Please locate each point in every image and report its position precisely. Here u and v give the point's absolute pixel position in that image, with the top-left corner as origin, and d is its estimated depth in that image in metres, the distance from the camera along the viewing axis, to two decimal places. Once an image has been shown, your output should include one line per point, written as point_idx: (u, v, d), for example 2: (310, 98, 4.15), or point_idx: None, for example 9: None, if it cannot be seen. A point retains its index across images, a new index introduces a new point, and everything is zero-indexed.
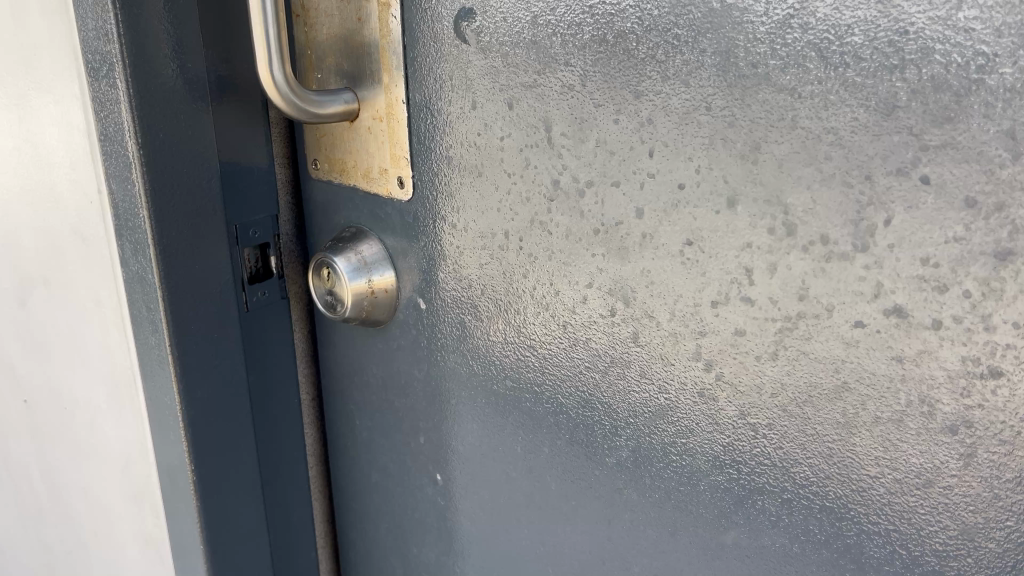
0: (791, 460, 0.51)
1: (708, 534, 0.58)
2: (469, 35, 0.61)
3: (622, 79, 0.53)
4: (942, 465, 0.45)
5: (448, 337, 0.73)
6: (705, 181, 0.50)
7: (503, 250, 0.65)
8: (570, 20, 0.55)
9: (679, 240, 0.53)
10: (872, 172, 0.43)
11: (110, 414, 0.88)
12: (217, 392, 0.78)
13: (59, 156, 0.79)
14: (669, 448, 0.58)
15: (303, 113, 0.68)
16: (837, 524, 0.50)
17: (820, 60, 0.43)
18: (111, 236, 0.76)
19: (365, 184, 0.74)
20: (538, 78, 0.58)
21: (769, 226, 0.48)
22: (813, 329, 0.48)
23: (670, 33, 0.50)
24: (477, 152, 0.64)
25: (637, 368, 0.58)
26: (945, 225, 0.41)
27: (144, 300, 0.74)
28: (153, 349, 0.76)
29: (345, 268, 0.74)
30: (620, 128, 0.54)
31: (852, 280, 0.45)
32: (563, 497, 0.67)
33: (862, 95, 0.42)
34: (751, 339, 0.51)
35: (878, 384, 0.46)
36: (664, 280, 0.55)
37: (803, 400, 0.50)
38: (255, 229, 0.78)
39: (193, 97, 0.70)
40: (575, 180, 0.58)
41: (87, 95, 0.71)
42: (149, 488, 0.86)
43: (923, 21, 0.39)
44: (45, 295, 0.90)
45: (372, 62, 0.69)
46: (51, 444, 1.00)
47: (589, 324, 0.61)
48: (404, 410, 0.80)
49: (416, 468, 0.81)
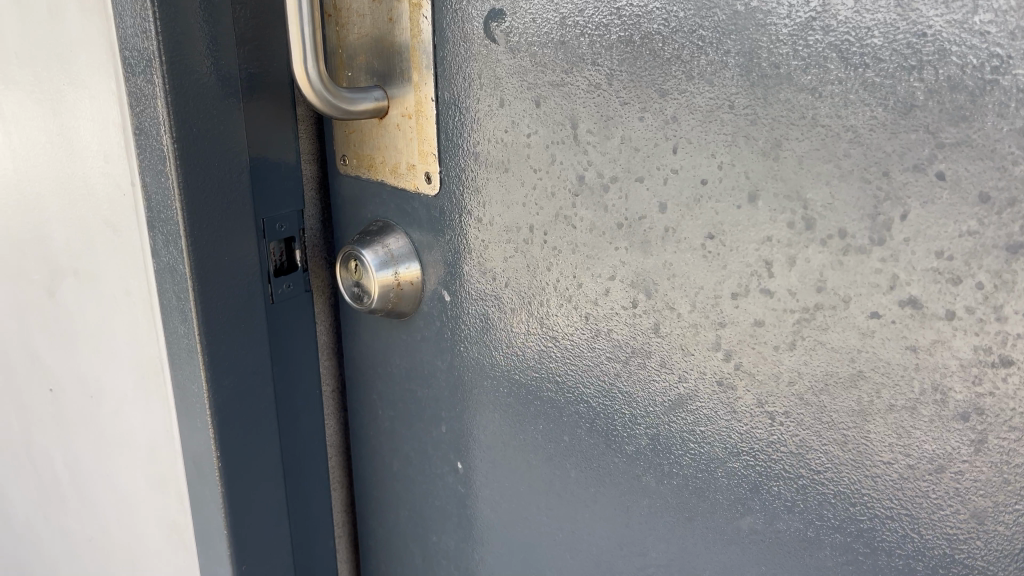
0: (807, 447, 0.53)
1: (725, 520, 0.60)
2: (498, 35, 0.63)
3: (648, 78, 0.55)
4: (953, 451, 0.46)
5: (471, 328, 0.75)
6: (727, 177, 0.52)
7: (527, 244, 0.67)
8: (598, 21, 0.57)
9: (701, 234, 0.55)
10: (890, 169, 0.45)
11: (136, 402, 0.90)
12: (243, 381, 0.80)
13: (92, 148, 0.81)
14: (687, 435, 0.60)
15: (335, 110, 0.70)
16: (851, 509, 0.52)
17: (841, 61, 0.45)
18: (142, 227, 0.78)
19: (393, 179, 0.77)
20: (566, 77, 0.60)
21: (789, 220, 0.50)
22: (830, 319, 0.50)
23: (695, 34, 0.52)
24: (504, 148, 0.66)
25: (658, 358, 0.60)
26: (959, 220, 0.43)
27: (175, 290, 0.76)
28: (182, 338, 0.78)
29: (372, 260, 0.77)
30: (645, 125, 0.56)
31: (869, 273, 0.47)
32: (582, 484, 0.69)
33: (881, 94, 0.44)
34: (770, 330, 0.53)
35: (893, 373, 0.48)
36: (685, 273, 0.57)
37: (820, 388, 0.51)
38: (283, 223, 0.80)
39: (225, 93, 0.72)
40: (600, 176, 0.60)
41: (123, 90, 0.73)
42: (174, 475, 0.88)
43: (940, 24, 0.41)
44: (74, 286, 0.92)
45: (403, 61, 0.72)
46: (76, 433, 1.02)
47: (611, 315, 0.63)
48: (426, 400, 0.82)
49: (436, 457, 0.83)
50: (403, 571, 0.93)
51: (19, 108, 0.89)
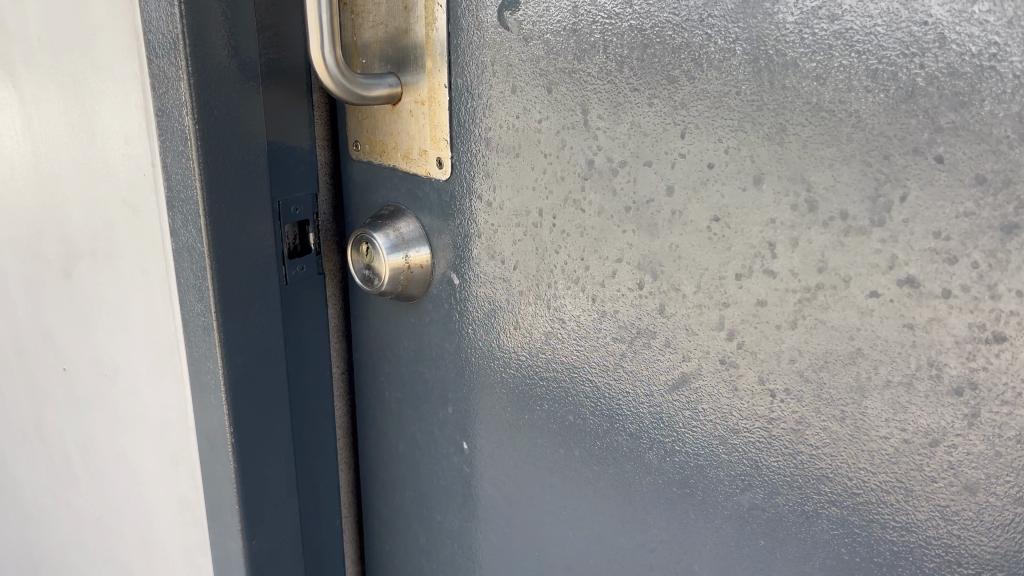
0: (806, 423, 0.55)
1: (725, 495, 0.62)
2: (512, 24, 0.65)
3: (657, 65, 0.57)
4: (948, 425, 0.48)
5: (479, 310, 0.77)
6: (733, 161, 0.54)
7: (536, 227, 0.69)
8: (610, 10, 0.59)
9: (707, 217, 0.57)
10: (890, 153, 0.47)
11: (150, 381, 0.92)
12: (256, 359, 0.82)
13: (113, 130, 0.83)
14: (690, 413, 0.62)
15: (350, 95, 0.72)
16: (847, 483, 0.54)
17: (845, 48, 0.47)
18: (161, 207, 0.80)
19: (405, 164, 0.79)
20: (578, 64, 0.62)
21: (792, 203, 0.52)
22: (831, 299, 0.52)
23: (705, 22, 0.53)
24: (516, 134, 0.68)
25: (662, 338, 0.62)
26: (956, 201, 0.45)
27: (192, 269, 0.78)
28: (198, 317, 0.80)
29: (384, 244, 0.78)
30: (654, 111, 0.58)
31: (869, 253, 0.49)
32: (586, 462, 0.71)
33: (883, 80, 0.46)
34: (772, 309, 0.55)
35: (891, 350, 0.50)
36: (690, 254, 0.58)
37: (820, 365, 0.53)
38: (297, 206, 0.82)
39: (245, 77, 0.74)
40: (609, 161, 0.62)
41: (146, 72, 0.75)
42: (186, 451, 0.90)
43: (941, 13, 0.43)
44: (90, 267, 0.94)
45: (416, 49, 0.73)
46: (89, 413, 1.04)
47: (617, 297, 0.64)
48: (434, 382, 0.84)
49: (443, 438, 0.85)
50: (408, 551, 0.95)
51: (40, 91, 0.91)
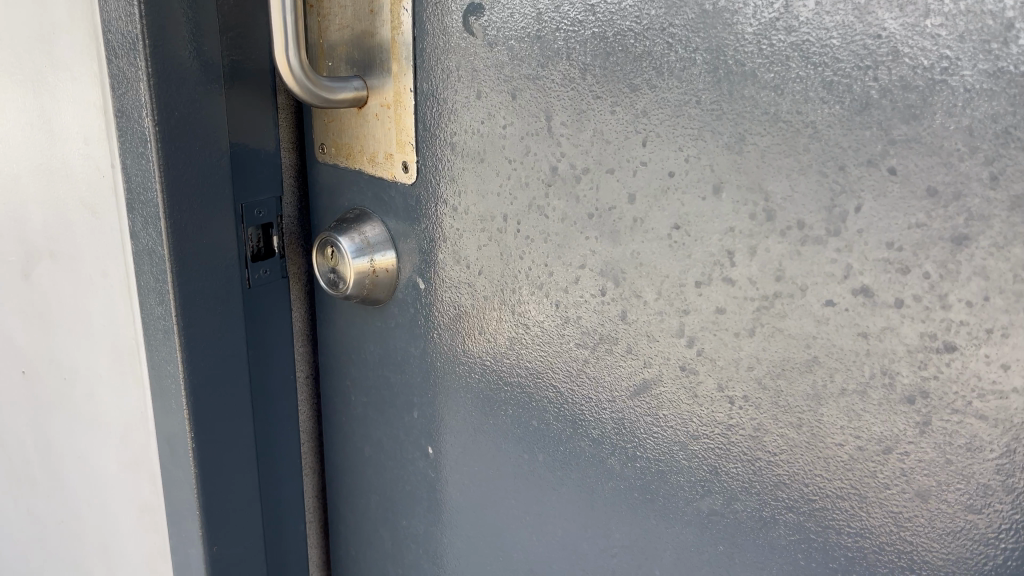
0: (764, 429, 0.56)
1: (685, 500, 0.62)
2: (476, 29, 0.65)
3: (618, 73, 0.57)
4: (901, 433, 0.49)
5: (444, 315, 0.77)
6: (692, 169, 0.55)
7: (501, 233, 0.69)
8: (573, 17, 0.59)
9: (667, 224, 0.57)
10: (845, 163, 0.47)
11: (110, 384, 0.90)
12: (219, 363, 0.81)
13: (72, 130, 0.81)
14: (651, 419, 0.62)
15: (315, 98, 0.72)
16: (804, 489, 0.54)
17: (802, 59, 0.48)
18: (121, 209, 0.78)
19: (370, 168, 0.78)
20: (542, 71, 0.62)
21: (750, 212, 0.52)
22: (788, 307, 0.52)
23: (666, 31, 0.54)
24: (480, 140, 0.68)
25: (624, 345, 0.62)
26: (909, 212, 0.45)
27: (153, 272, 0.77)
28: (159, 320, 0.78)
29: (348, 248, 0.78)
30: (617, 119, 0.58)
31: (825, 262, 0.50)
32: (549, 467, 0.71)
33: (838, 92, 0.47)
34: (730, 317, 0.55)
35: (846, 358, 0.50)
36: (652, 261, 0.59)
37: (777, 373, 0.54)
38: (262, 208, 0.81)
39: (207, 79, 0.73)
40: (572, 167, 0.62)
41: (105, 72, 0.74)
42: (148, 455, 0.88)
43: (895, 27, 0.44)
44: (49, 269, 0.92)
45: (382, 52, 0.73)
46: (48, 416, 1.03)
47: (580, 303, 0.64)
48: (399, 388, 0.84)
49: (409, 442, 0.85)
50: (373, 555, 0.95)
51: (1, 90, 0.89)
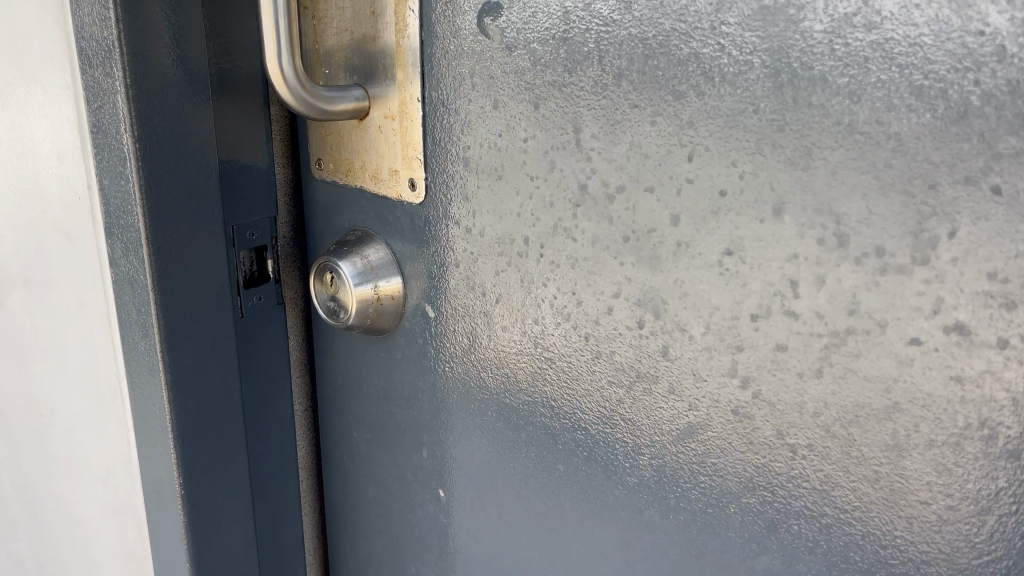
0: (833, 483, 0.49)
1: (737, 559, 0.55)
2: (494, 31, 0.58)
3: (660, 79, 0.50)
4: (1001, 493, 0.42)
5: (456, 347, 0.70)
6: (749, 188, 0.48)
7: (521, 258, 0.62)
8: (606, 16, 0.52)
9: (718, 249, 0.50)
10: (937, 181, 0.41)
11: (90, 423, 0.82)
12: (209, 400, 0.74)
13: (44, 148, 0.73)
14: (697, 468, 0.55)
15: (311, 109, 0.65)
16: (881, 552, 0.47)
17: (884, 61, 0.41)
18: (99, 234, 0.71)
19: (373, 186, 0.71)
20: (569, 77, 0.55)
21: (819, 236, 0.46)
22: (863, 345, 0.45)
23: (717, 31, 0.47)
24: (497, 154, 0.61)
25: (665, 384, 0.56)
26: (1016, 238, 0.39)
27: (135, 304, 0.69)
28: (142, 356, 0.71)
29: (350, 273, 0.71)
30: (657, 131, 0.51)
31: (909, 295, 0.43)
32: (577, 516, 0.64)
33: (928, 98, 0.40)
34: (793, 356, 0.48)
35: (934, 405, 0.43)
36: (698, 292, 0.52)
37: (849, 420, 0.47)
38: (254, 230, 0.74)
39: (193, 90, 0.66)
40: (605, 185, 0.55)
41: (79, 83, 0.66)
42: (133, 501, 0.81)
43: (1001, 22, 0.37)
44: (24, 298, 0.84)
45: (385, 58, 0.66)
46: (25, 454, 0.95)
47: (614, 337, 0.58)
48: (406, 424, 0.76)
49: (417, 484, 0.77)
50: None
51: None
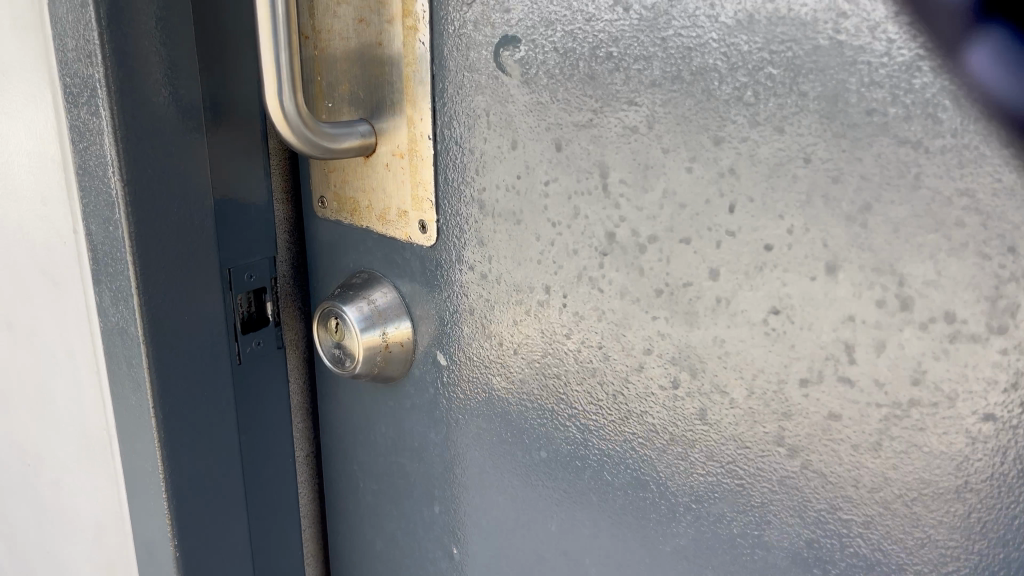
0: (892, 565, 0.44)
1: None
2: (511, 66, 0.54)
3: (698, 122, 0.46)
4: None
5: (471, 398, 0.65)
6: (799, 243, 0.44)
7: (543, 307, 0.58)
8: (637, 53, 0.48)
9: (763, 308, 0.46)
10: (1018, 244, 0.36)
11: (79, 476, 0.77)
12: (205, 455, 0.69)
13: (27, 187, 0.69)
14: (738, 539, 0.51)
15: (314, 148, 0.60)
16: None
17: (957, 109, 0.37)
18: (86, 281, 0.66)
19: (380, 226, 0.67)
20: (595, 117, 0.51)
21: (878, 298, 0.41)
22: (929, 419, 0.41)
23: (763, 72, 0.43)
24: (515, 197, 0.57)
25: (703, 449, 0.51)
26: None
27: (125, 356, 0.65)
28: (133, 410, 0.66)
29: (356, 319, 0.67)
30: (694, 178, 0.47)
31: (984, 368, 0.38)
32: None
33: (1009, 152, 0.36)
34: (848, 426, 0.44)
35: (1012, 488, 0.39)
36: (740, 352, 0.48)
37: (911, 498, 0.43)
38: (252, 272, 0.70)
39: (186, 128, 0.61)
40: (635, 234, 0.51)
41: (63, 121, 0.62)
42: (125, 559, 0.76)
43: None
44: (7, 342, 0.79)
45: (393, 91, 0.62)
46: (11, 503, 0.90)
47: (646, 396, 0.53)
48: (416, 475, 0.72)
49: (428, 538, 0.73)
50: None
51: None
